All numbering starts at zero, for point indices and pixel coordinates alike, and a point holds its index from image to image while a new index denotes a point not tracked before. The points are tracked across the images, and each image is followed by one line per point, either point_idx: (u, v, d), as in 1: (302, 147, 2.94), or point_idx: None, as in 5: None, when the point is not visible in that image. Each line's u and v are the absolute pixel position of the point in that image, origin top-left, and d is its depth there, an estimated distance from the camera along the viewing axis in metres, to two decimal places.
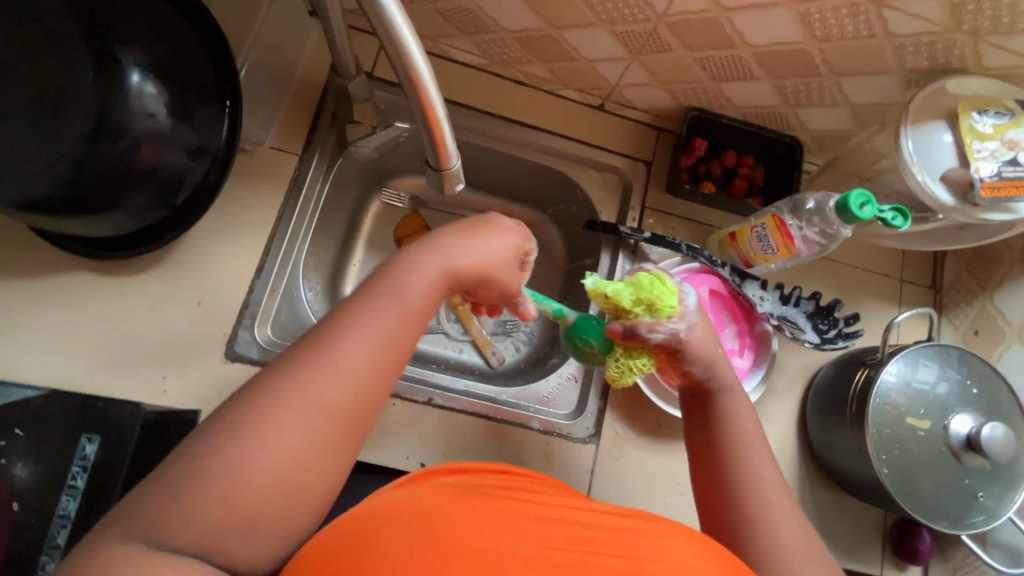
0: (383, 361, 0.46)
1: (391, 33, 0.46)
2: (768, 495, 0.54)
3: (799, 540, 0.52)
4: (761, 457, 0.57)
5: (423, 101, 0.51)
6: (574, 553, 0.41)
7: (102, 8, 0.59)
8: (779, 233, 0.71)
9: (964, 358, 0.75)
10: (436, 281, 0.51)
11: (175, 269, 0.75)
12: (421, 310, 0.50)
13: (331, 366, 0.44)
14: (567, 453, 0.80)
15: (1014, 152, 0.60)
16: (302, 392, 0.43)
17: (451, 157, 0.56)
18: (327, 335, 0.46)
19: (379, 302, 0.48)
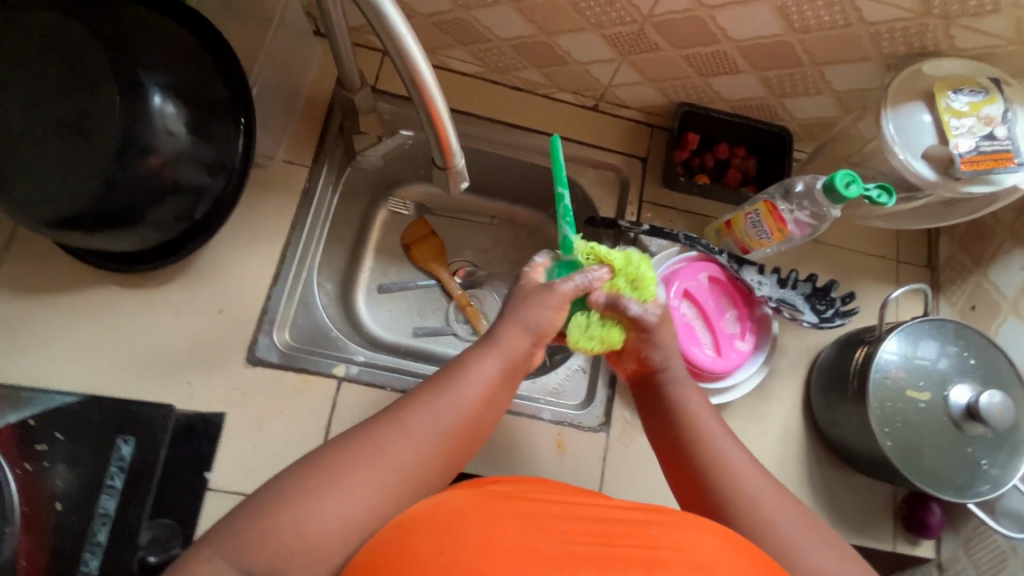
0: (451, 436, 0.51)
1: (396, 43, 0.50)
2: (744, 479, 0.55)
3: (778, 512, 0.52)
4: (729, 443, 0.58)
5: (428, 104, 0.54)
6: (594, 545, 0.42)
7: (125, 37, 0.64)
8: (772, 218, 0.73)
9: (960, 331, 0.77)
10: (500, 364, 0.55)
11: (197, 280, 0.79)
12: (491, 390, 0.54)
13: (407, 436, 0.49)
14: (579, 442, 0.82)
15: (990, 128, 0.63)
16: (381, 456, 0.47)
17: (456, 156, 0.60)
18: (405, 407, 0.51)
19: (451, 385, 0.52)
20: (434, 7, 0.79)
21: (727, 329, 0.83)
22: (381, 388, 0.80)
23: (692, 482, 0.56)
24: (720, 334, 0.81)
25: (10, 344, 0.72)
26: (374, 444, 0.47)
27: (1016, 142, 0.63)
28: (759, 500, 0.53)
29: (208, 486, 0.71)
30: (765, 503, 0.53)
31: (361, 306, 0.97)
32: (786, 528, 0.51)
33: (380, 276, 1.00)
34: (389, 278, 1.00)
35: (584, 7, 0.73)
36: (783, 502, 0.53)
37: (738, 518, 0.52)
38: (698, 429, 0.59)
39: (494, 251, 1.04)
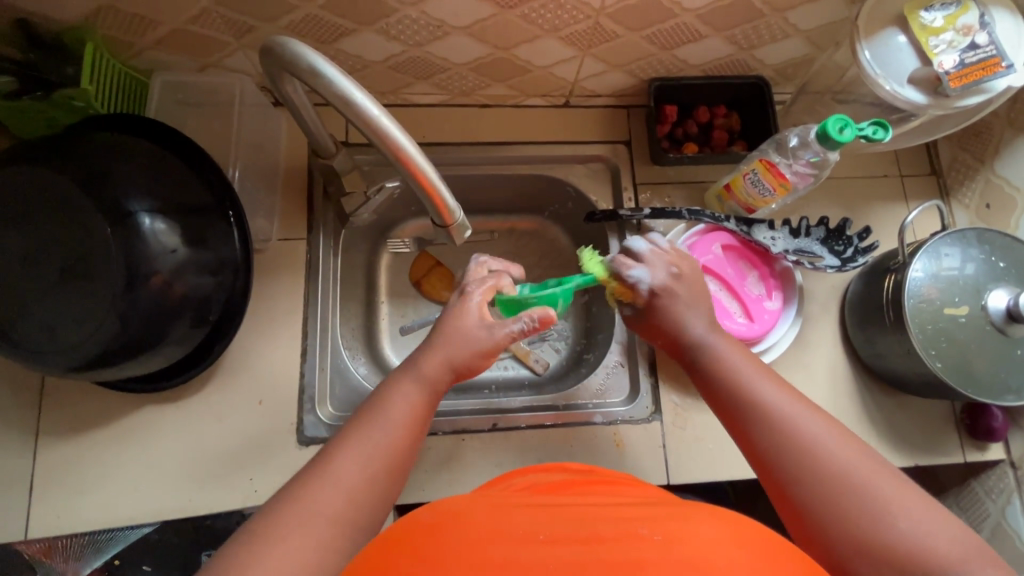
0: (378, 477, 0.54)
1: (374, 127, 0.49)
2: (792, 414, 0.56)
3: (857, 465, 0.52)
4: (771, 382, 0.60)
5: (417, 175, 0.54)
6: (577, 553, 0.44)
7: (99, 171, 0.64)
8: (771, 175, 0.73)
9: (982, 237, 0.77)
10: (422, 390, 0.61)
11: (230, 377, 0.80)
12: (415, 418, 0.59)
13: (333, 479, 0.51)
14: (635, 436, 0.83)
15: (970, 37, 0.62)
16: (312, 505, 0.49)
17: (454, 214, 0.60)
18: (328, 456, 0.54)
19: (364, 424, 0.56)
20: (385, 52, 0.78)
21: (752, 292, 0.83)
22: (433, 434, 0.81)
23: (740, 426, 0.59)
24: (747, 300, 0.81)
25: (71, 487, 0.73)
26: (308, 494, 0.50)
27: (1000, 45, 0.62)
28: (810, 430, 0.55)
29: None
30: (814, 433, 0.55)
31: (390, 354, 0.98)
32: (837, 453, 0.53)
33: (400, 319, 1.01)
34: (409, 318, 1.01)
35: (534, 15, 0.72)
36: (833, 428, 0.55)
37: (789, 453, 0.54)
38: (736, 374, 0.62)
39: None
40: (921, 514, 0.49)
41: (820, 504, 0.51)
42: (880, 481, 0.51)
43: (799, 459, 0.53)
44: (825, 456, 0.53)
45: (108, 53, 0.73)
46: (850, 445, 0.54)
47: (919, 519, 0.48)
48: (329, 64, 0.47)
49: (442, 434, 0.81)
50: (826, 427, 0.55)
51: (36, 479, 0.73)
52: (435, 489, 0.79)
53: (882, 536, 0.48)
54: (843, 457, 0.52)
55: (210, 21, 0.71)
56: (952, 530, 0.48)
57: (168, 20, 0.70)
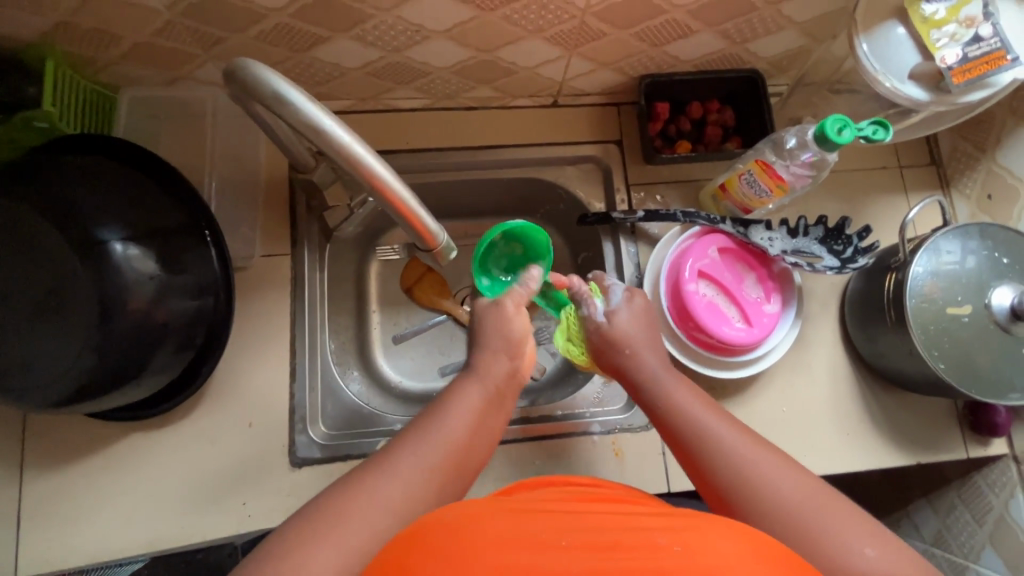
0: (440, 469, 0.53)
1: (348, 155, 0.47)
2: (750, 454, 0.56)
3: (805, 499, 0.51)
4: (727, 424, 0.59)
5: (397, 203, 0.52)
6: (593, 560, 0.42)
7: (66, 197, 0.61)
8: (767, 176, 0.71)
9: (985, 231, 0.75)
10: (484, 392, 0.60)
11: (218, 401, 0.78)
12: (479, 413, 0.59)
13: (393, 472, 0.52)
14: (635, 445, 0.82)
15: (973, 29, 0.59)
16: (369, 495, 0.49)
17: (438, 237, 0.57)
18: (389, 447, 0.54)
19: (434, 414, 0.58)
20: (363, 58, 0.75)
21: (751, 295, 0.80)
22: None
23: (697, 469, 0.57)
24: (746, 305, 0.78)
25: (59, 519, 0.72)
26: (369, 487, 0.50)
27: (1004, 36, 0.59)
28: (767, 471, 0.54)
29: None
30: (771, 473, 0.54)
31: (385, 366, 0.97)
32: (798, 495, 0.52)
33: (392, 327, 0.99)
34: (401, 326, 0.99)
35: (518, 16, 0.68)
36: (780, 464, 0.55)
37: (750, 495, 0.53)
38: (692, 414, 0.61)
39: None
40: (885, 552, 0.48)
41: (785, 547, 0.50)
42: (839, 520, 0.50)
43: (759, 502, 0.52)
44: (774, 490, 0.53)
45: (71, 70, 0.69)
46: (810, 484, 0.53)
47: (878, 550, 0.48)
48: (294, 90, 0.45)
49: None
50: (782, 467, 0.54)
51: (23, 512, 0.71)
52: None
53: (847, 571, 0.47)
54: (804, 499, 0.51)
55: (174, 33, 0.67)
56: (910, 563, 0.48)
57: (130, 34, 0.66)
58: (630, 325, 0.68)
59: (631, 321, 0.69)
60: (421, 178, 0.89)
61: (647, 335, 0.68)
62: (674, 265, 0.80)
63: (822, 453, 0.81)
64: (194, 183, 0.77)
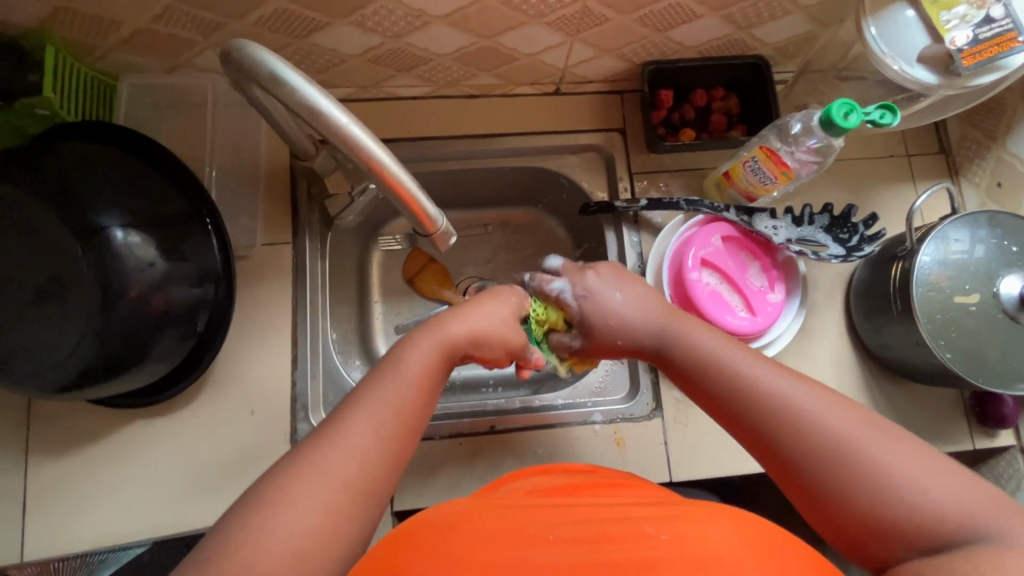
0: (393, 438, 0.53)
1: (344, 136, 0.47)
2: (794, 394, 0.53)
3: (855, 432, 0.50)
4: (763, 366, 0.57)
5: (394, 186, 0.51)
6: (582, 551, 0.43)
7: (67, 185, 0.61)
8: (772, 163, 0.70)
9: (994, 219, 0.73)
10: (439, 348, 0.59)
11: (219, 389, 0.78)
12: (427, 379, 0.57)
13: (344, 441, 0.51)
14: (636, 435, 0.81)
15: (985, 10, 0.57)
16: (321, 471, 0.48)
17: (436, 221, 0.56)
18: (341, 414, 0.53)
19: (383, 378, 0.56)
20: (363, 44, 0.74)
21: (754, 285, 0.79)
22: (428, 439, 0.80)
23: (738, 417, 0.56)
24: (749, 293, 0.77)
25: (64, 505, 0.72)
26: (320, 459, 0.49)
27: (1017, 18, 0.57)
28: (813, 407, 0.52)
29: None
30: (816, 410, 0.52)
31: (386, 356, 0.97)
32: (847, 429, 0.50)
33: (395, 317, 0.99)
34: (403, 316, 1.00)
35: (519, 1, 0.68)
36: (829, 400, 0.52)
37: (783, 426, 0.52)
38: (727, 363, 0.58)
39: (496, 261, 1.03)
40: (931, 472, 0.47)
41: (835, 481, 0.49)
42: (890, 449, 0.48)
43: (794, 432, 0.52)
44: (820, 429, 0.51)
45: (71, 58, 0.69)
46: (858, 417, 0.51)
47: (931, 472, 0.47)
48: (291, 70, 0.44)
49: (439, 438, 0.80)
50: (827, 399, 0.52)
51: (27, 499, 0.72)
52: (432, 495, 0.78)
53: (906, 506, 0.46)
54: (848, 429, 0.50)
55: (174, 19, 0.67)
56: (973, 488, 0.46)
57: (130, 20, 0.66)
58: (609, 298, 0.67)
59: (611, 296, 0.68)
60: (423, 167, 0.89)
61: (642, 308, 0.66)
62: (677, 253, 0.79)
63: None
64: (195, 171, 0.77)
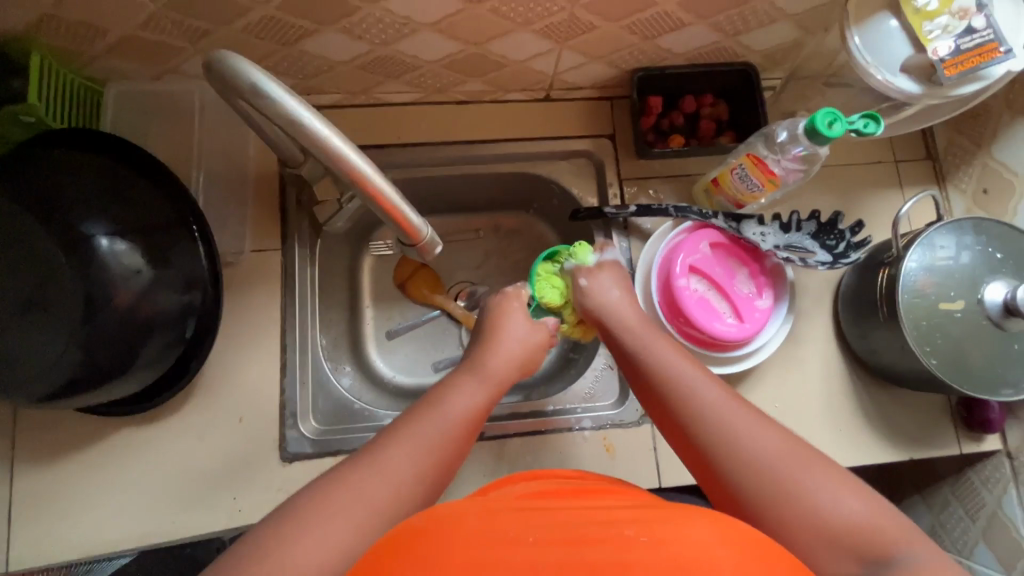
0: (433, 478, 0.54)
1: (326, 149, 0.47)
2: (733, 416, 0.55)
3: (779, 451, 0.52)
4: (705, 380, 0.60)
5: (379, 198, 0.51)
6: (559, 553, 0.42)
7: (51, 192, 0.61)
8: (759, 171, 0.70)
9: (979, 226, 0.74)
10: (485, 391, 0.62)
11: (208, 395, 0.78)
12: (472, 418, 0.60)
13: (381, 470, 0.51)
14: (626, 440, 0.82)
15: (966, 21, 0.57)
16: (352, 492, 0.49)
17: (421, 231, 0.56)
18: (381, 445, 0.54)
19: (423, 417, 0.57)
20: (352, 51, 0.74)
21: (742, 291, 0.79)
22: None
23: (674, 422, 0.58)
24: (737, 299, 0.77)
25: (50, 513, 0.72)
26: (353, 482, 0.50)
27: (998, 29, 0.57)
28: (746, 425, 0.54)
29: None
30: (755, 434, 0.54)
31: (377, 361, 0.97)
32: (773, 450, 0.52)
33: (386, 323, 1.00)
34: (395, 322, 1.00)
35: (507, 9, 0.68)
36: (759, 421, 0.55)
37: (715, 434, 0.55)
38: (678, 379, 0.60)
39: (487, 266, 1.04)
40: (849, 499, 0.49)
41: (769, 503, 0.50)
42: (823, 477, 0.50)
43: (721, 442, 0.54)
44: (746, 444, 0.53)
45: (57, 65, 0.69)
46: (794, 444, 0.53)
47: (853, 504, 0.48)
48: (271, 82, 0.44)
49: None
50: (761, 421, 0.55)
51: (13, 508, 0.72)
52: None
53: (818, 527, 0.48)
54: (773, 449, 0.52)
55: (161, 26, 0.67)
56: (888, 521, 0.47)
57: (116, 27, 0.66)
58: (606, 294, 0.70)
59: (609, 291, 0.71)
60: (413, 172, 0.89)
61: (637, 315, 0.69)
62: (666, 260, 0.79)
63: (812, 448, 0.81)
64: (183, 177, 0.77)
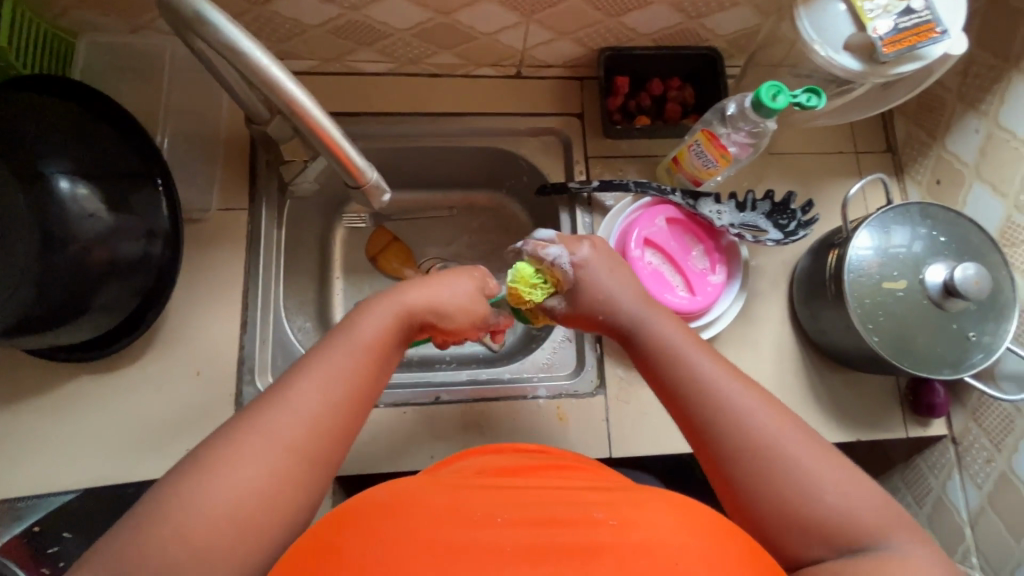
0: (341, 404, 0.53)
1: (262, 75, 0.49)
2: (731, 394, 0.55)
3: (777, 428, 0.52)
4: (706, 355, 0.59)
5: (320, 133, 0.53)
6: (530, 534, 0.43)
7: (14, 133, 0.62)
8: (713, 146, 0.72)
9: (926, 211, 0.76)
10: (394, 317, 0.60)
11: (166, 348, 0.78)
12: (381, 349, 0.58)
13: (291, 405, 0.51)
14: (579, 410, 0.83)
15: (906, 1, 0.59)
16: (260, 429, 0.49)
17: (365, 172, 0.58)
18: (288, 379, 0.53)
19: (335, 346, 0.56)
20: (323, 15, 0.76)
21: (696, 267, 0.81)
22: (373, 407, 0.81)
23: (672, 393, 0.58)
24: (690, 274, 0.80)
25: None
26: (259, 422, 0.49)
27: (935, 9, 0.60)
28: (743, 404, 0.54)
29: None
30: (752, 409, 0.53)
31: None
32: (770, 428, 0.52)
33: (356, 293, 1.01)
34: (365, 292, 1.01)
35: None
36: (755, 395, 0.55)
37: (712, 410, 0.54)
38: (678, 351, 0.60)
39: (459, 242, 1.05)
40: (841, 480, 0.49)
41: (771, 492, 0.50)
42: (814, 459, 0.50)
43: (719, 418, 0.54)
44: (743, 422, 0.53)
45: (30, 12, 0.70)
46: (787, 422, 0.53)
47: (846, 487, 0.49)
48: (213, 9, 0.47)
49: (384, 407, 0.81)
50: (757, 398, 0.54)
51: None
52: (373, 461, 0.79)
53: (811, 509, 0.48)
54: (769, 426, 0.52)
55: None
56: (877, 500, 0.49)
57: None
58: (600, 278, 0.67)
59: (603, 272, 0.67)
60: (384, 142, 0.91)
61: (618, 279, 0.67)
62: (623, 233, 0.82)
63: None
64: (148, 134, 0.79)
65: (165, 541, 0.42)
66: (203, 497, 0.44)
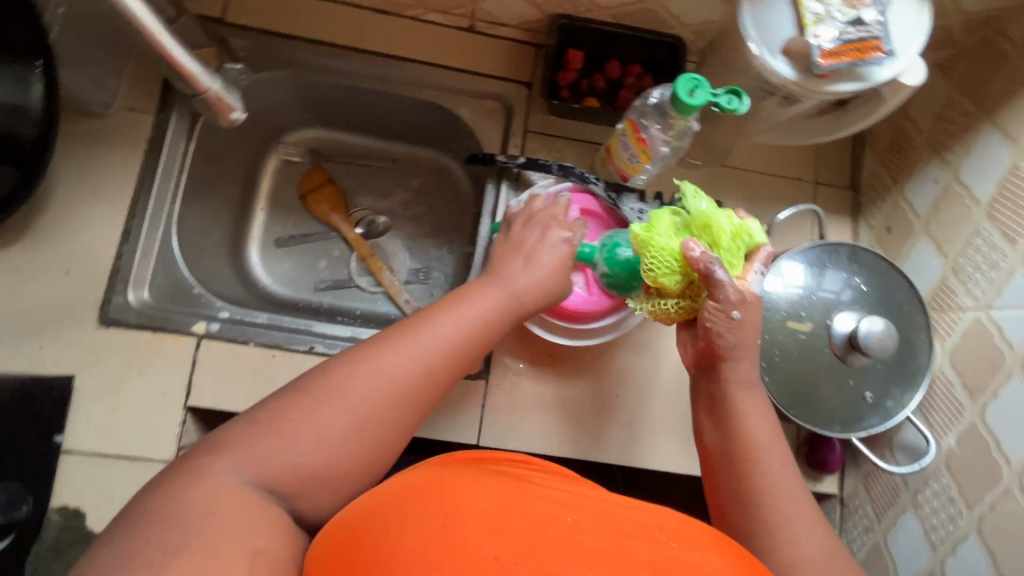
0: (444, 367, 0.54)
1: None
2: (775, 471, 0.54)
3: (796, 519, 0.52)
4: (769, 427, 0.57)
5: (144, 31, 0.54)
6: (603, 542, 0.40)
7: None
8: (636, 138, 0.67)
9: (855, 255, 0.70)
10: (501, 300, 0.60)
11: (39, 240, 0.75)
12: (492, 326, 0.59)
13: (412, 353, 0.52)
14: (455, 392, 0.77)
15: (856, 12, 0.53)
16: (376, 367, 0.50)
17: (203, 80, 0.61)
18: (414, 325, 0.55)
19: (457, 307, 0.58)
20: None
21: None
22: (244, 343, 0.77)
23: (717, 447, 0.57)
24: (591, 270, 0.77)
25: None
26: (371, 361, 0.51)
27: (887, 27, 0.54)
28: (779, 480, 0.54)
29: (61, 449, 0.71)
30: (789, 493, 0.53)
31: (255, 262, 0.94)
32: (795, 514, 0.52)
33: (276, 229, 0.96)
34: (287, 230, 0.97)
35: None
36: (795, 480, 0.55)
37: (747, 475, 0.54)
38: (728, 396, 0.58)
39: (392, 197, 1.00)
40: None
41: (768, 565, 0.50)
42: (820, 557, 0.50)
43: (754, 484, 0.54)
44: (773, 499, 0.53)
45: None
46: (811, 515, 0.52)
47: None
48: None
49: (254, 344, 0.77)
50: (795, 484, 0.54)
51: None
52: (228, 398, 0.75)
53: None
54: (793, 513, 0.52)
55: None
56: None
57: None
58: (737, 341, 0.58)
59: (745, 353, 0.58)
60: (319, 72, 0.86)
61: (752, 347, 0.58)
62: None
63: (639, 444, 0.78)
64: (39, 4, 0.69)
65: (277, 443, 0.45)
66: (309, 413, 0.47)
